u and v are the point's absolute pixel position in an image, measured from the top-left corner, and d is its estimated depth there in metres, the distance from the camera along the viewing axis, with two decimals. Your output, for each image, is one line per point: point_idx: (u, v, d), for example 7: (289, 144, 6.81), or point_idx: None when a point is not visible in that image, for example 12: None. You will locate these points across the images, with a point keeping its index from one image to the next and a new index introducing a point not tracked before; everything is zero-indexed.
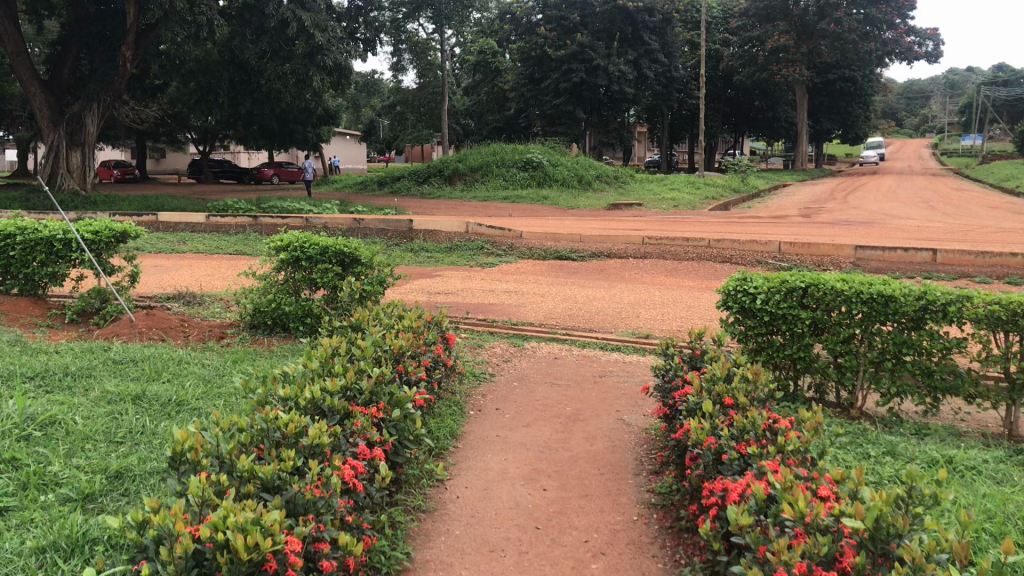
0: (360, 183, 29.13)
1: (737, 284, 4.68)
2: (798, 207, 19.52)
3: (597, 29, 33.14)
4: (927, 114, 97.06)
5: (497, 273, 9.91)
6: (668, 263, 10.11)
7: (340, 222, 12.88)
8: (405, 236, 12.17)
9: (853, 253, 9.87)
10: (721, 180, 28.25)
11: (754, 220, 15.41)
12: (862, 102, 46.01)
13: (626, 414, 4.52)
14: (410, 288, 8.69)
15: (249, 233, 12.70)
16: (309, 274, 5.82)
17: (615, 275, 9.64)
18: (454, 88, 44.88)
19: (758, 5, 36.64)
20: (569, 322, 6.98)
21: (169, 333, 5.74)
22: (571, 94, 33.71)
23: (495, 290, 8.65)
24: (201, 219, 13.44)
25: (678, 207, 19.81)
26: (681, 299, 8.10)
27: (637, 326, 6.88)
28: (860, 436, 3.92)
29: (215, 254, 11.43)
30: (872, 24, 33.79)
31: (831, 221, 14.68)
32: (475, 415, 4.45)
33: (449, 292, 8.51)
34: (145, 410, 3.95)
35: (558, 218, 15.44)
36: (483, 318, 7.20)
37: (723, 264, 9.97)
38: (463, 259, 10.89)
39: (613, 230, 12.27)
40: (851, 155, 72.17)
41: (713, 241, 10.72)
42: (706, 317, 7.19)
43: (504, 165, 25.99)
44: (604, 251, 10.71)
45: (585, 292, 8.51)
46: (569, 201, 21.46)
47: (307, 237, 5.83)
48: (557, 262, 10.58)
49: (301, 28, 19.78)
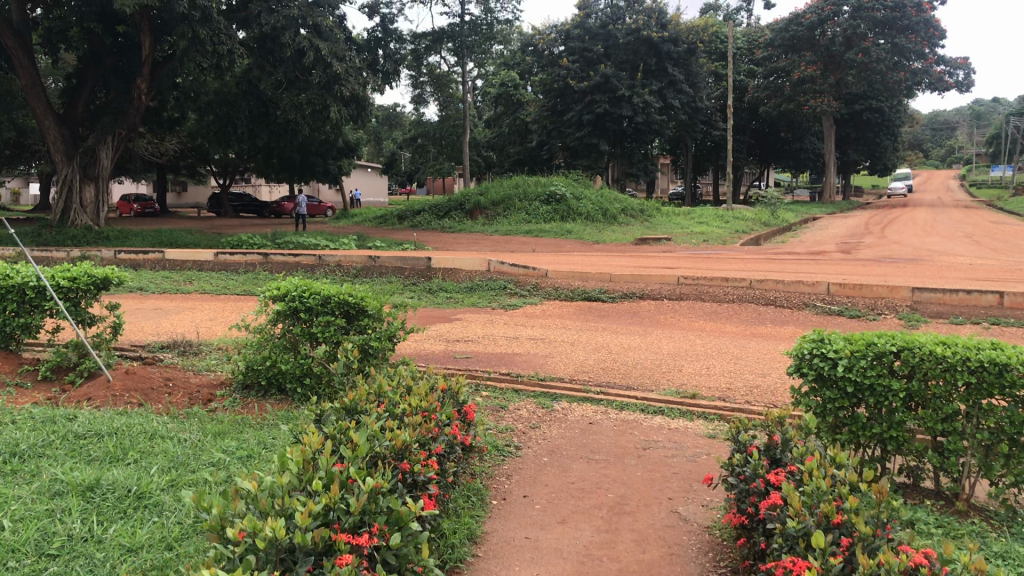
0: (379, 217, 28.62)
1: (812, 347, 3.91)
2: (835, 241, 18.74)
3: (621, 60, 32.61)
4: (953, 147, 96.14)
5: (522, 316, 9.21)
6: (705, 305, 9.36)
7: (354, 260, 12.18)
8: (422, 275, 11.48)
9: (909, 295, 9.07)
10: (750, 214, 27.51)
11: (792, 256, 14.60)
12: (891, 132, 45.18)
13: (681, 505, 3.75)
14: (426, 335, 8.00)
15: (261, 272, 12.06)
16: (309, 327, 5.10)
17: (648, 319, 8.91)
18: (476, 121, 44.59)
19: (784, 35, 36.05)
20: (605, 378, 6.23)
21: (149, 397, 5.04)
22: (594, 126, 33.23)
23: (519, 337, 7.92)
24: (209, 256, 12.80)
25: (708, 242, 19.10)
26: (725, 348, 7.36)
27: (680, 383, 6.11)
28: (983, 545, 3.12)
29: (222, 294, 10.82)
30: (900, 53, 32.91)
31: (873, 258, 13.89)
32: (498, 506, 3.70)
33: (469, 340, 7.80)
34: (92, 508, 3.22)
35: (584, 255, 14.72)
36: (505, 371, 6.46)
37: (766, 308, 9.21)
38: (484, 300, 10.21)
39: (644, 268, 11.52)
40: (878, 188, 71.26)
41: (754, 280, 9.94)
42: (757, 372, 6.43)
43: (527, 198, 25.37)
44: (635, 292, 9.97)
45: (618, 340, 7.77)
46: (593, 236, 20.78)
47: (307, 285, 5.13)
48: (584, 303, 9.87)
49: (318, 57, 19.42)
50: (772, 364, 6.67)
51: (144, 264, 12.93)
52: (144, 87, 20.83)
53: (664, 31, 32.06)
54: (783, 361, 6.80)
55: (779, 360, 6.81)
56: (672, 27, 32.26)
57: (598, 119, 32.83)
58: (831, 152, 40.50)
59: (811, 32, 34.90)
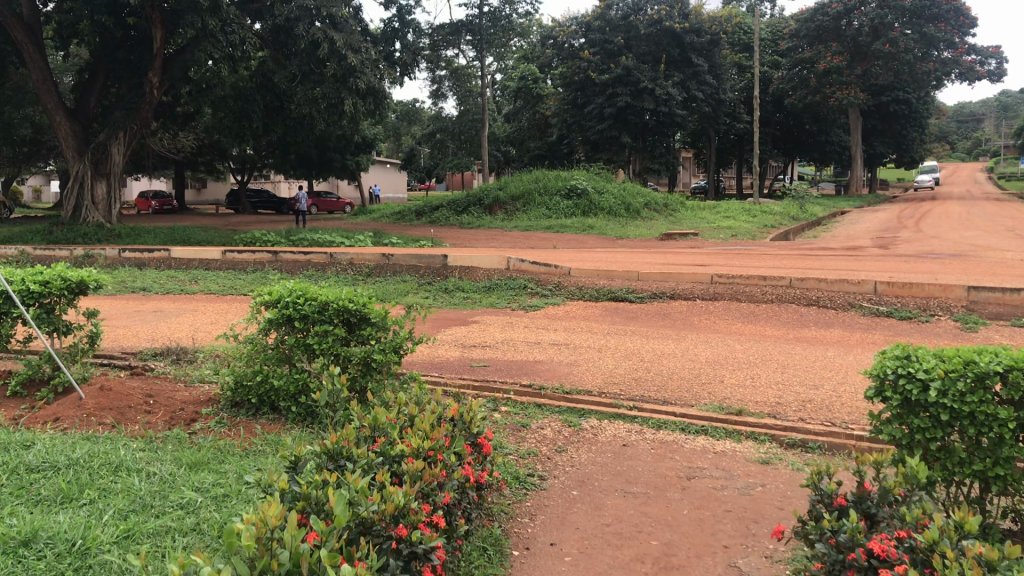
0: (397, 214, 28.06)
1: (896, 366, 3.25)
2: (870, 235, 18.00)
3: (643, 52, 31.88)
4: (979, 138, 94.39)
5: (544, 318, 8.60)
6: (742, 307, 8.71)
7: (367, 258, 11.56)
8: (438, 274, 10.87)
9: (964, 294, 8.34)
10: (776, 207, 26.75)
11: (827, 252, 13.88)
12: (918, 124, 44.15)
13: (741, 558, 3.11)
14: (440, 339, 7.38)
15: (270, 271, 11.47)
16: (304, 338, 4.46)
17: (682, 322, 8.27)
18: (495, 115, 44.01)
19: (810, 26, 35.18)
20: (639, 391, 5.61)
21: (122, 418, 4.44)
22: (615, 119, 32.54)
23: (541, 342, 7.28)
24: (216, 254, 12.20)
25: (736, 238, 18.37)
26: (769, 355, 6.73)
27: (722, 397, 5.48)
28: None
29: (228, 295, 10.27)
30: (930, 43, 31.90)
31: (912, 254, 13.16)
32: (520, 559, 3.08)
33: (486, 346, 7.18)
34: (23, 569, 2.60)
35: (609, 251, 14.08)
36: (528, 382, 5.84)
37: (808, 309, 8.54)
38: (504, 301, 9.59)
39: (673, 266, 10.85)
40: (904, 180, 69.98)
41: (794, 279, 9.24)
42: (804, 384, 5.80)
43: (547, 193, 24.72)
44: (666, 291, 9.31)
45: (649, 345, 7.13)
46: (616, 231, 20.10)
47: (302, 290, 4.49)
48: (610, 304, 9.24)
49: (333, 49, 18.88)
50: (824, 375, 6.04)
51: (150, 263, 12.36)
52: (156, 81, 20.31)
53: (687, 22, 31.24)
54: (835, 371, 6.14)
55: (830, 370, 6.17)
56: (695, 18, 31.44)
57: (619, 112, 32.18)
58: (858, 144, 39.55)
59: (837, 23, 34.03)
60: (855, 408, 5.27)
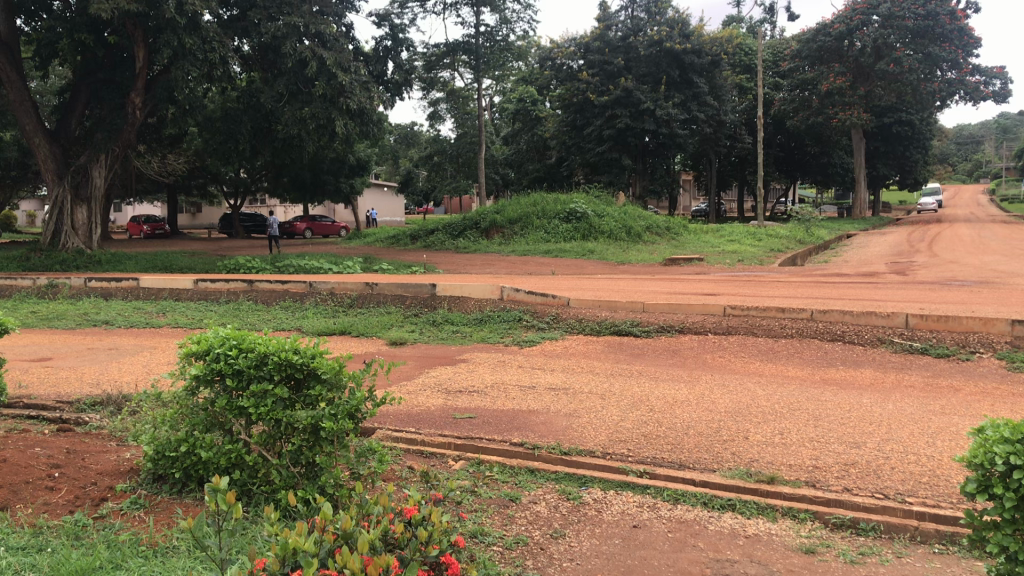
0: (392, 238, 27.31)
1: (1008, 456, 2.40)
2: (884, 260, 17.21)
3: (642, 73, 31.27)
4: (980, 161, 93.99)
5: (541, 356, 7.75)
6: (759, 343, 7.88)
7: (349, 287, 10.71)
8: (427, 304, 10.01)
9: (1006, 329, 7.47)
10: (782, 231, 25.96)
11: (842, 279, 13.05)
12: (921, 146, 43.52)
13: None
14: (422, 384, 6.52)
15: (245, 302, 10.63)
16: (237, 398, 3.59)
17: (694, 361, 7.44)
18: (493, 138, 43.42)
19: (811, 46, 34.56)
20: (651, 451, 4.76)
21: (13, 499, 3.57)
22: (615, 141, 31.91)
23: (535, 386, 6.43)
24: (188, 284, 11.32)
25: (743, 263, 17.56)
26: (798, 402, 5.89)
27: (749, 459, 4.63)
28: None
29: (195, 330, 9.42)
30: (933, 63, 31.06)
31: (933, 281, 12.33)
32: None
33: (473, 391, 6.32)
34: None
35: (609, 279, 13.28)
36: (520, 439, 5.01)
37: (833, 345, 7.70)
38: (496, 336, 8.74)
39: (680, 296, 10.02)
40: (904, 203, 69.38)
41: (816, 310, 8.37)
42: (842, 440, 4.96)
43: (545, 216, 23.93)
44: (674, 324, 8.48)
45: (658, 390, 6.26)
46: (617, 256, 19.30)
47: (237, 338, 3.63)
48: (613, 339, 8.40)
49: (321, 68, 18.10)
50: (865, 428, 5.19)
51: (117, 293, 11.52)
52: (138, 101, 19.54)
53: (687, 42, 30.55)
54: (876, 424, 5.29)
55: (870, 423, 5.32)
56: (695, 38, 30.61)
57: (619, 134, 31.55)
58: (861, 166, 38.84)
59: (839, 44, 33.39)
60: (905, 473, 4.41)
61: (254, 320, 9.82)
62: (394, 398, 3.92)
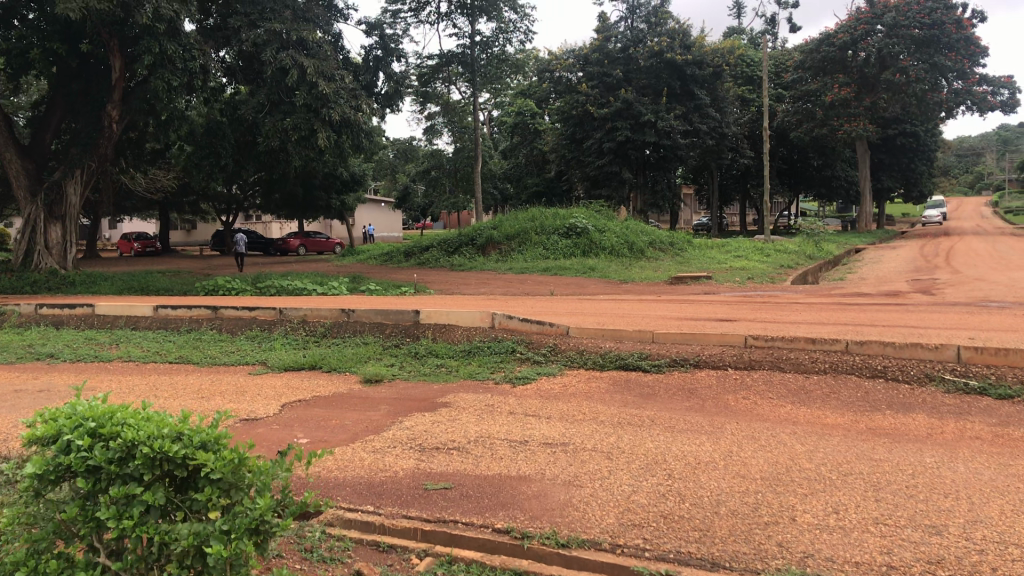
0: (386, 254, 26.33)
1: None
2: (905, 278, 16.18)
3: (643, 85, 30.30)
4: (981, 172, 93.21)
5: (540, 397, 6.69)
6: (788, 381, 6.82)
7: (323, 315, 9.65)
8: (409, 333, 8.95)
9: None
10: (790, 246, 24.91)
11: (867, 300, 12.04)
12: (927, 158, 42.59)
13: None
14: (392, 439, 5.45)
15: (208, 331, 9.59)
16: (93, 507, 2.52)
17: (715, 404, 6.36)
18: (490, 152, 42.49)
19: (815, 56, 33.58)
20: (673, 542, 3.69)
21: None
22: (615, 154, 30.94)
23: (527, 440, 5.35)
24: (147, 311, 10.26)
25: (753, 281, 16.54)
26: (847, 462, 4.83)
27: (802, 555, 3.55)
28: None
29: (147, 365, 8.39)
30: (940, 72, 29.95)
31: (964, 302, 11.28)
32: None
33: (453, 448, 5.23)
34: None
35: (613, 301, 12.25)
36: (505, 522, 3.94)
37: (874, 384, 6.65)
38: (485, 371, 7.67)
39: (695, 323, 8.96)
40: (908, 216, 68.67)
41: (853, 342, 7.29)
42: (915, 522, 3.89)
43: (543, 231, 22.93)
44: (689, 358, 7.43)
45: (681, 448, 5.16)
46: (620, 273, 18.23)
47: (94, 417, 2.57)
48: (620, 375, 7.35)
49: (302, 77, 17.10)
50: (939, 503, 4.12)
51: (69, 320, 10.51)
52: (115, 114, 18.51)
53: (689, 53, 29.54)
54: (951, 496, 4.22)
55: (945, 495, 4.24)
56: (697, 50, 29.70)
57: (620, 146, 30.59)
58: (867, 179, 37.83)
59: (843, 53, 32.41)
60: None
61: (215, 353, 8.74)
62: (312, 496, 2.91)
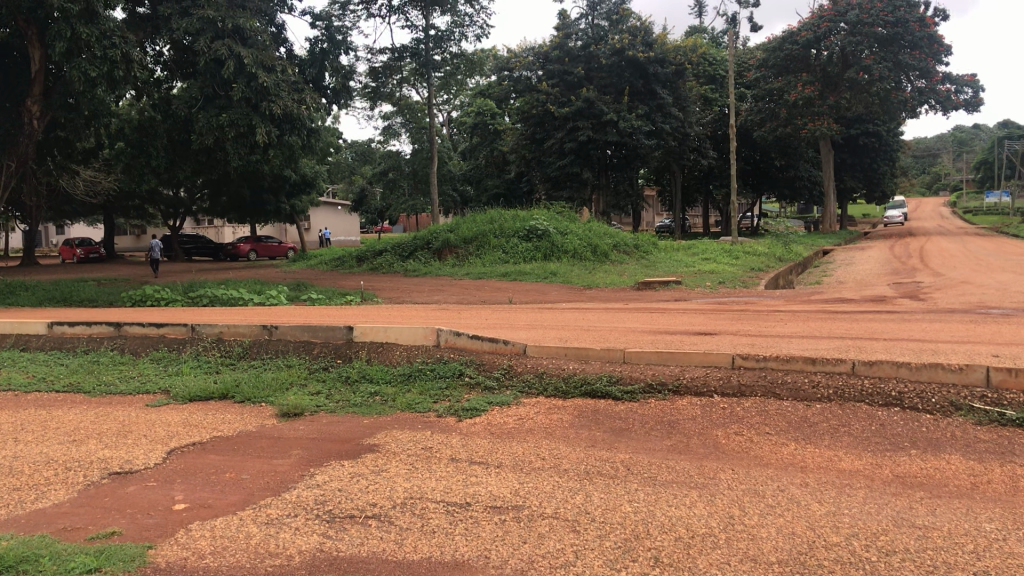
0: (337, 259, 24.99)
1: None
2: (885, 281, 15.25)
3: (603, 83, 29.28)
4: (937, 173, 94.10)
5: (493, 437, 5.48)
6: (787, 412, 5.67)
7: (242, 331, 8.41)
8: (340, 353, 7.72)
9: None
10: (758, 248, 23.94)
11: (852, 307, 11.06)
12: (889, 158, 42.17)
13: None
14: (295, 504, 4.20)
15: (108, 353, 8.27)
16: None
17: (702, 445, 5.19)
18: (448, 154, 41.25)
19: (777, 54, 32.82)
20: None
21: None
22: (577, 154, 29.83)
23: (469, 503, 4.15)
24: (40, 328, 8.96)
25: (724, 285, 15.56)
26: (886, 534, 3.68)
27: None
28: None
29: (28, 394, 7.13)
30: (903, 70, 29.23)
31: (960, 309, 10.31)
32: None
33: (374, 517, 4.01)
34: None
35: (577, 311, 11.16)
36: None
37: (890, 415, 5.53)
38: (425, 400, 6.44)
39: (673, 339, 7.83)
40: (867, 217, 68.53)
41: (860, 363, 6.18)
42: None
43: (501, 234, 21.75)
44: (667, 382, 6.28)
45: (671, 514, 3.99)
46: (583, 278, 17.11)
47: None
48: (585, 404, 6.18)
49: (239, 67, 15.75)
50: None
51: None
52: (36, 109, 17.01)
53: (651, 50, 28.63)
54: None
55: None
56: (659, 47, 28.87)
57: (581, 146, 29.50)
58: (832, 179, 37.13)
59: (805, 52, 31.72)
60: None
61: (112, 379, 7.42)
62: None
